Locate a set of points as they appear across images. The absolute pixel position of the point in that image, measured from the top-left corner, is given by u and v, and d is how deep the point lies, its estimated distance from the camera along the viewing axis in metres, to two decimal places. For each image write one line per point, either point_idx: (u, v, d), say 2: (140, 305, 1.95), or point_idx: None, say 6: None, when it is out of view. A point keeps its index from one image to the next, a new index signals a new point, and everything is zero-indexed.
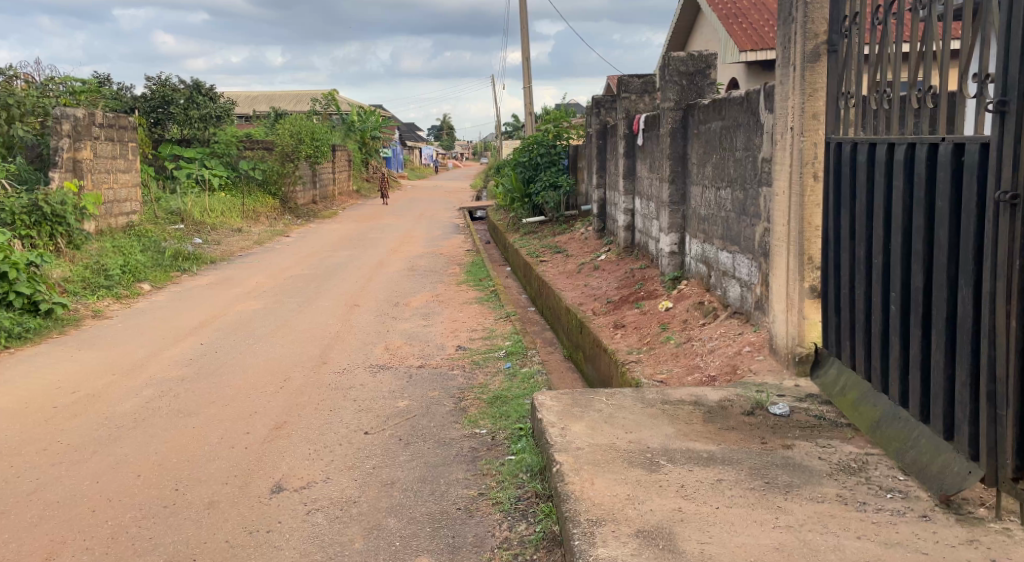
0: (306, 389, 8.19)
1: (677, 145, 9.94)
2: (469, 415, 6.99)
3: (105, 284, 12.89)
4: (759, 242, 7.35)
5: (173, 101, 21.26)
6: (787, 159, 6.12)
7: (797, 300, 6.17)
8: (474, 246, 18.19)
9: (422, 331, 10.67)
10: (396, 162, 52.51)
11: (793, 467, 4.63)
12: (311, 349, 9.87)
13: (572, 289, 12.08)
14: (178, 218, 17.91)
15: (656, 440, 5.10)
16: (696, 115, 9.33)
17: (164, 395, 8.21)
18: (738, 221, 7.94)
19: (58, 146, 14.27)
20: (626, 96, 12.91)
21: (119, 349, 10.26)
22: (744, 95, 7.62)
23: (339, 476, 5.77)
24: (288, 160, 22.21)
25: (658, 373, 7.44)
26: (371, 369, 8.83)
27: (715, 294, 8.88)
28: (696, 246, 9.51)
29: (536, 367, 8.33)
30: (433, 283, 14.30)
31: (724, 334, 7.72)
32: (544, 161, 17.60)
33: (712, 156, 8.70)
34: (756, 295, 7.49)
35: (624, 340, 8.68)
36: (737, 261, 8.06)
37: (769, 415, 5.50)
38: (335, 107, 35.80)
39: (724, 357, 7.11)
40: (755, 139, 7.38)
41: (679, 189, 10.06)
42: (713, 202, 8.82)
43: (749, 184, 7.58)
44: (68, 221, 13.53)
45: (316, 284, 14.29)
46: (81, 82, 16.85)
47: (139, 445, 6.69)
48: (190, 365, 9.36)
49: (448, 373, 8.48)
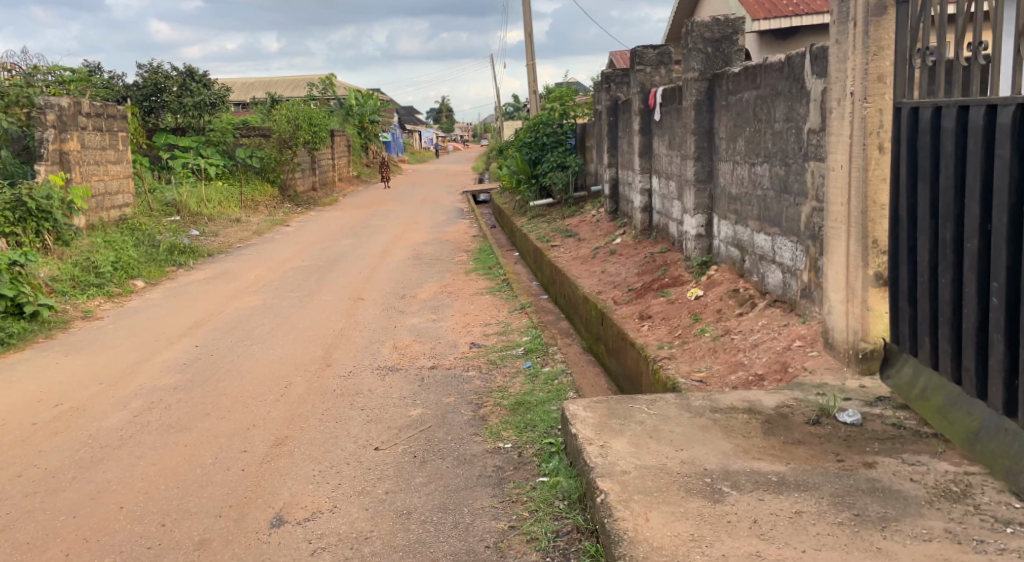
0: (309, 397, 7.51)
1: (703, 119, 9.17)
2: (491, 425, 6.30)
3: (95, 282, 12.21)
4: (806, 224, 6.63)
5: (165, 89, 19.68)
6: (846, 128, 5.40)
7: (859, 290, 5.46)
8: (481, 232, 17.49)
9: (431, 326, 9.99)
10: (397, 147, 51.54)
11: (885, 493, 3.96)
12: (314, 350, 9.18)
13: (588, 277, 11.36)
14: (174, 210, 17.20)
15: (714, 460, 4.41)
16: (724, 86, 8.59)
17: (155, 407, 7.54)
18: (778, 200, 7.21)
19: (43, 137, 13.56)
20: (641, 69, 12.17)
21: (108, 353, 9.59)
22: (785, 59, 6.88)
23: (347, 505, 5.08)
24: (286, 147, 21.45)
25: (695, 373, 6.76)
26: (377, 372, 8.16)
27: (751, 280, 8.16)
28: (726, 228, 8.78)
29: (560, 366, 7.65)
30: (440, 272, 13.59)
31: (768, 326, 7.02)
32: (550, 141, 16.85)
33: (746, 129, 7.96)
34: (802, 282, 6.77)
35: (653, 335, 8.02)
36: (777, 244, 7.33)
37: (839, 424, 4.77)
38: (332, 92, 34.93)
39: (771, 353, 6.40)
40: (799, 108, 6.63)
41: (705, 166, 9.29)
42: (746, 179, 8.09)
43: (793, 158, 6.83)
44: (54, 216, 12.81)
45: (317, 275, 13.59)
46: (69, 70, 16.12)
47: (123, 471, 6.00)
48: (184, 370, 8.69)
49: (463, 375, 7.79)
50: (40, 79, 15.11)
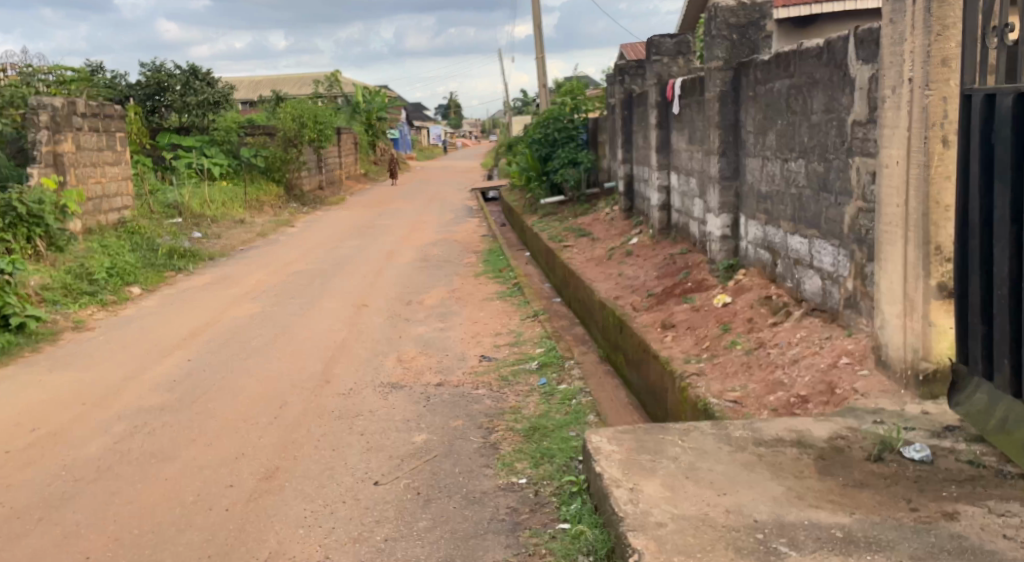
0: (305, 419, 6.89)
1: (728, 112, 8.49)
2: (502, 455, 5.69)
3: (89, 290, 11.62)
4: (850, 227, 5.98)
5: (169, 87, 19.85)
6: (903, 120, 4.77)
7: (919, 303, 4.82)
8: (490, 231, 16.83)
9: (438, 336, 9.37)
10: (405, 145, 50.86)
11: (976, 555, 3.50)
12: (313, 364, 8.56)
13: (604, 280, 10.72)
14: (176, 213, 16.60)
15: (764, 508, 3.86)
16: (752, 75, 7.91)
17: (139, 432, 6.93)
18: (816, 199, 6.56)
19: (36, 139, 12.97)
20: (657, 59, 11.53)
21: (96, 368, 9.00)
22: (823, 44, 6.22)
23: (339, 556, 4.73)
24: (291, 145, 20.84)
25: (729, 393, 6.13)
26: (380, 390, 7.53)
27: (784, 286, 7.51)
28: (755, 229, 8.12)
29: (577, 384, 7.01)
30: (449, 275, 12.95)
31: (808, 339, 6.39)
32: (561, 136, 16.12)
33: (777, 121, 7.30)
34: (846, 290, 6.12)
35: (679, 346, 7.40)
36: (816, 247, 6.68)
37: (906, 460, 4.16)
38: (339, 90, 34.28)
39: (814, 371, 5.74)
40: (842, 98, 5.95)
41: (731, 162, 8.61)
42: (778, 176, 7.44)
43: (833, 153, 6.17)
44: (46, 220, 12.19)
45: (321, 280, 12.97)
46: (71, 71, 15.56)
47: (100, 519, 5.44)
48: (173, 388, 8.08)
49: (472, 394, 7.15)
50: (39, 79, 14.62)
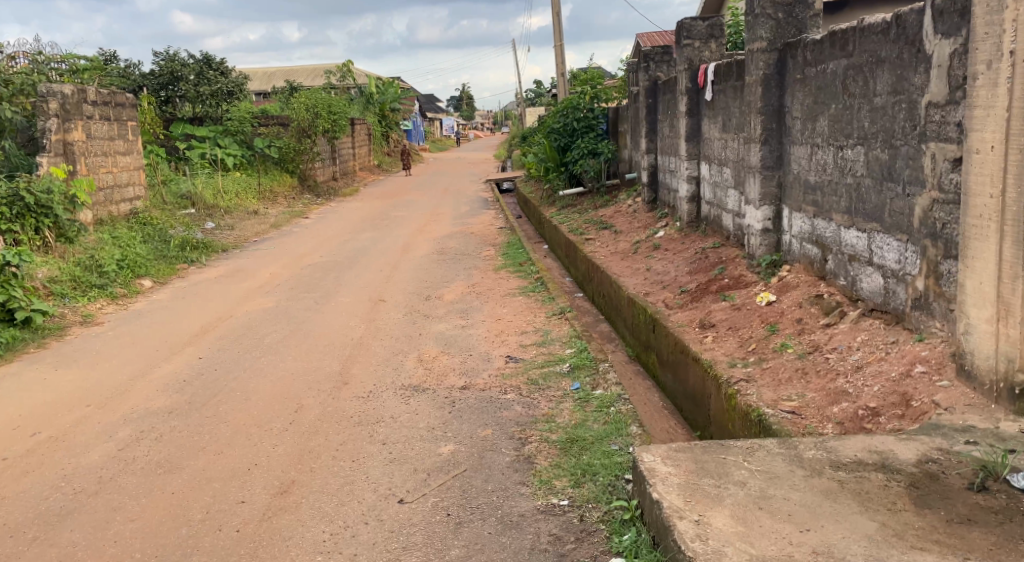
0: (321, 426, 6.36)
1: (772, 96, 7.89)
2: (538, 471, 5.16)
3: (98, 283, 11.10)
4: (921, 220, 5.48)
5: (182, 77, 19.25)
6: (1001, 98, 4.50)
7: (1016, 307, 4.51)
8: (507, 223, 16.27)
9: (460, 335, 8.84)
10: (417, 136, 50.19)
11: None
12: (329, 364, 8.03)
13: (631, 275, 10.15)
14: (189, 203, 16.09)
15: (858, 549, 3.53)
16: (800, 56, 7.32)
17: (144, 438, 6.37)
18: (879, 190, 6.06)
19: (45, 127, 12.47)
20: (688, 43, 10.86)
21: (102, 366, 8.48)
22: (890, 18, 5.72)
23: None
24: (304, 135, 20.23)
25: (785, 402, 5.61)
26: (401, 393, 7.00)
27: (835, 284, 6.94)
28: (801, 222, 7.56)
29: (616, 390, 6.48)
30: (468, 269, 12.42)
31: (871, 344, 5.86)
32: (580, 126, 15.47)
33: (831, 104, 6.74)
34: (914, 289, 5.61)
35: (721, 348, 6.83)
36: (878, 243, 6.15)
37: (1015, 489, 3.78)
38: (352, 79, 33.68)
39: (885, 382, 5.21)
40: (914, 77, 5.47)
41: (774, 149, 8.01)
42: (830, 165, 6.86)
43: (901, 139, 5.68)
44: (55, 211, 11.67)
45: (336, 274, 12.43)
46: (84, 58, 15.08)
47: (105, 541, 4.95)
48: (183, 389, 7.56)
49: (500, 399, 6.61)
50: (51, 67, 14.11)
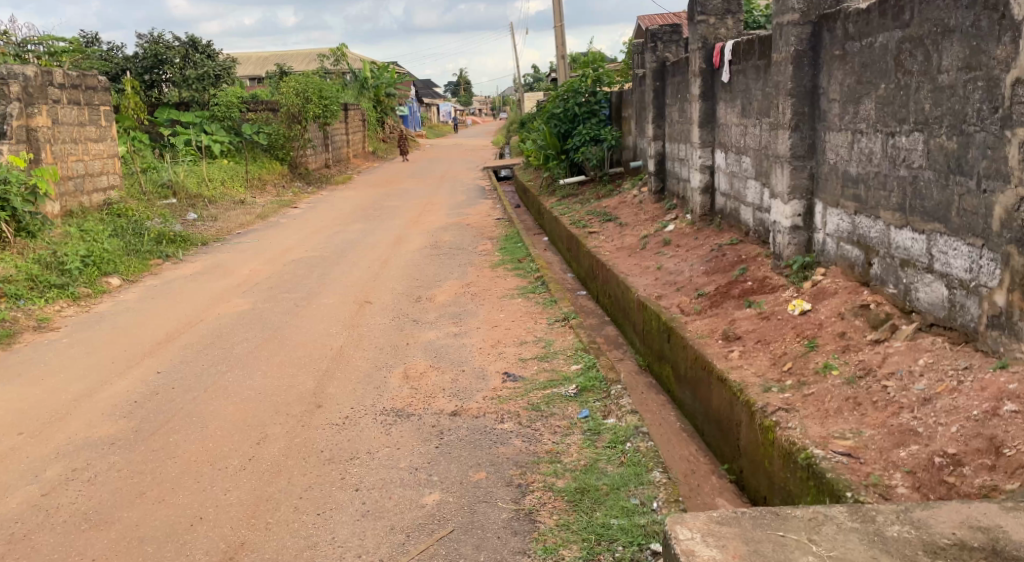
0: (285, 463, 5.39)
1: (804, 75, 6.87)
2: (541, 535, 4.44)
3: (58, 282, 10.09)
4: (1003, 222, 4.73)
5: (167, 60, 18.39)
6: None
7: None
8: (505, 214, 15.31)
9: (452, 345, 7.89)
10: (414, 123, 49.18)
11: None
12: (304, 381, 7.06)
13: (640, 274, 9.20)
14: (170, 192, 15.07)
15: None
16: (842, 28, 6.32)
17: (75, 478, 5.38)
18: (943, 184, 5.17)
19: (6, 112, 11.34)
20: (703, 19, 9.79)
21: (50, 381, 7.49)
22: None
23: None
24: (295, 122, 18.77)
25: (838, 441, 4.71)
26: (382, 420, 6.04)
27: (880, 291, 5.94)
28: (838, 218, 6.54)
29: (633, 419, 5.52)
30: (463, 266, 11.44)
31: (937, 370, 4.91)
32: (581, 111, 14.46)
33: (882, 81, 5.77)
34: (993, 305, 4.80)
35: (751, 366, 5.85)
36: (943, 246, 5.19)
37: None
38: (346, 64, 32.56)
39: (966, 423, 4.49)
40: (994, 50, 4.76)
41: (806, 136, 6.98)
42: (877, 155, 5.89)
43: (976, 124, 4.90)
44: (13, 202, 10.71)
45: (321, 271, 11.43)
46: (64, 39, 13.98)
47: None
48: (134, 412, 6.58)
49: (496, 431, 5.66)
50: (26, 50, 13.15)
